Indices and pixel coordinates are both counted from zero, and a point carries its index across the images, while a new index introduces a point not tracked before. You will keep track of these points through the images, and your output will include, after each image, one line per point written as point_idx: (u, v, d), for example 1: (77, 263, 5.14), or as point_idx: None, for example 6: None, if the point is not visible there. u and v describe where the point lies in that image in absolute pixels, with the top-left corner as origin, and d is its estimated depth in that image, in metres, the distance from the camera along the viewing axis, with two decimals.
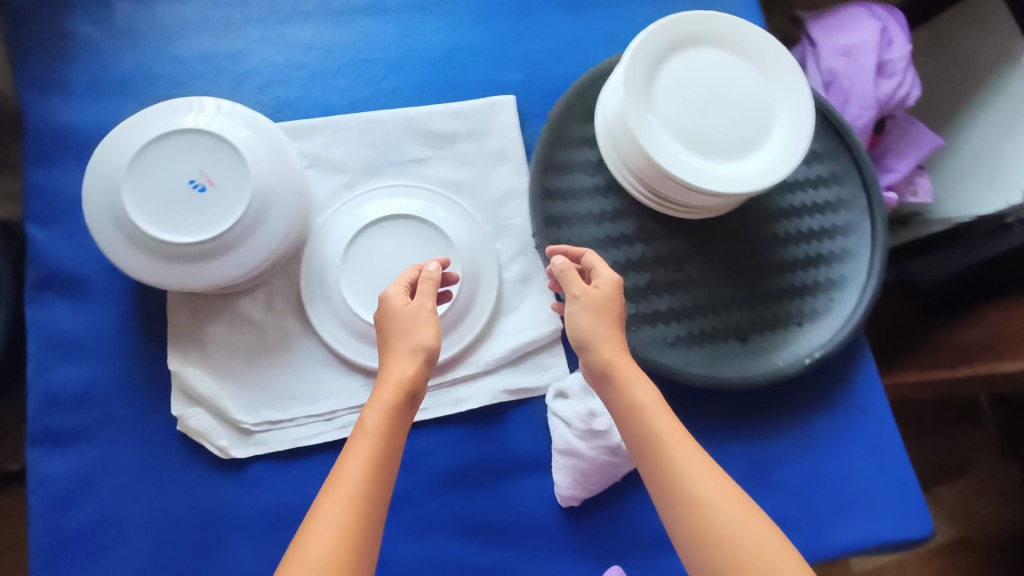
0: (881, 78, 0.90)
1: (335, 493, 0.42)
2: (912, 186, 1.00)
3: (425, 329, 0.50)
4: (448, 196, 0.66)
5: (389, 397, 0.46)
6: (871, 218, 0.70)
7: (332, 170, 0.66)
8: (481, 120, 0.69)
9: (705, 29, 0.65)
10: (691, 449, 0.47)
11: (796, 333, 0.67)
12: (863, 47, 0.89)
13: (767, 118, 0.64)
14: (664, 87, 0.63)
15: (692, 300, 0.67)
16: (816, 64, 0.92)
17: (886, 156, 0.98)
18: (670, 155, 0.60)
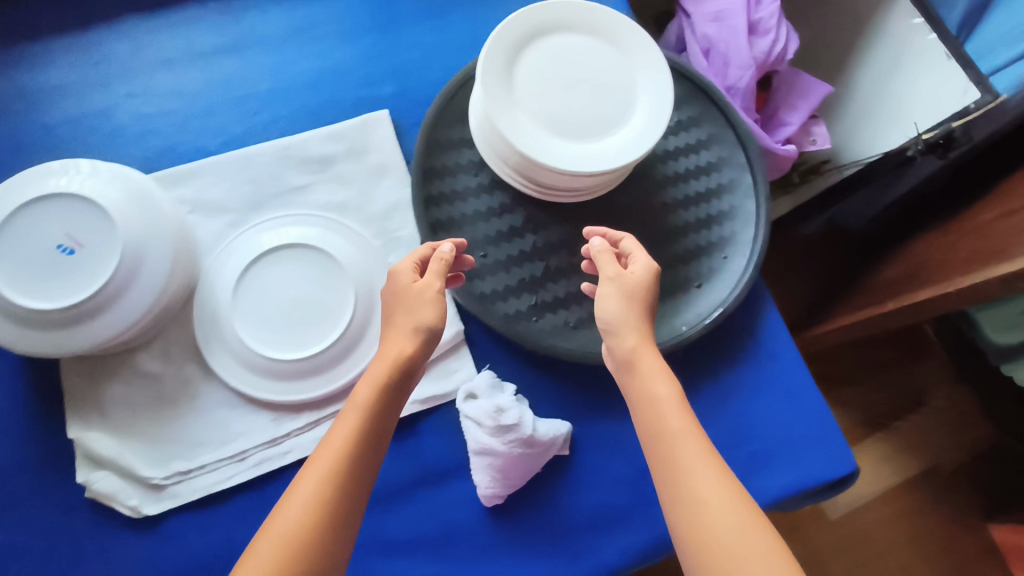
0: (754, 37, 0.93)
1: (317, 462, 0.46)
2: (810, 136, 1.03)
3: (423, 313, 0.52)
4: (334, 219, 0.66)
5: (377, 376, 0.49)
6: (752, 172, 0.72)
7: (214, 211, 0.66)
8: (358, 138, 0.69)
9: (559, 14, 0.66)
10: (702, 449, 0.46)
11: (696, 296, 0.68)
12: (731, 10, 0.91)
13: (627, 94, 0.65)
14: (524, 77, 0.63)
15: (590, 281, 0.68)
16: (692, 34, 0.94)
17: (779, 112, 1.01)
18: (536, 145, 0.61)
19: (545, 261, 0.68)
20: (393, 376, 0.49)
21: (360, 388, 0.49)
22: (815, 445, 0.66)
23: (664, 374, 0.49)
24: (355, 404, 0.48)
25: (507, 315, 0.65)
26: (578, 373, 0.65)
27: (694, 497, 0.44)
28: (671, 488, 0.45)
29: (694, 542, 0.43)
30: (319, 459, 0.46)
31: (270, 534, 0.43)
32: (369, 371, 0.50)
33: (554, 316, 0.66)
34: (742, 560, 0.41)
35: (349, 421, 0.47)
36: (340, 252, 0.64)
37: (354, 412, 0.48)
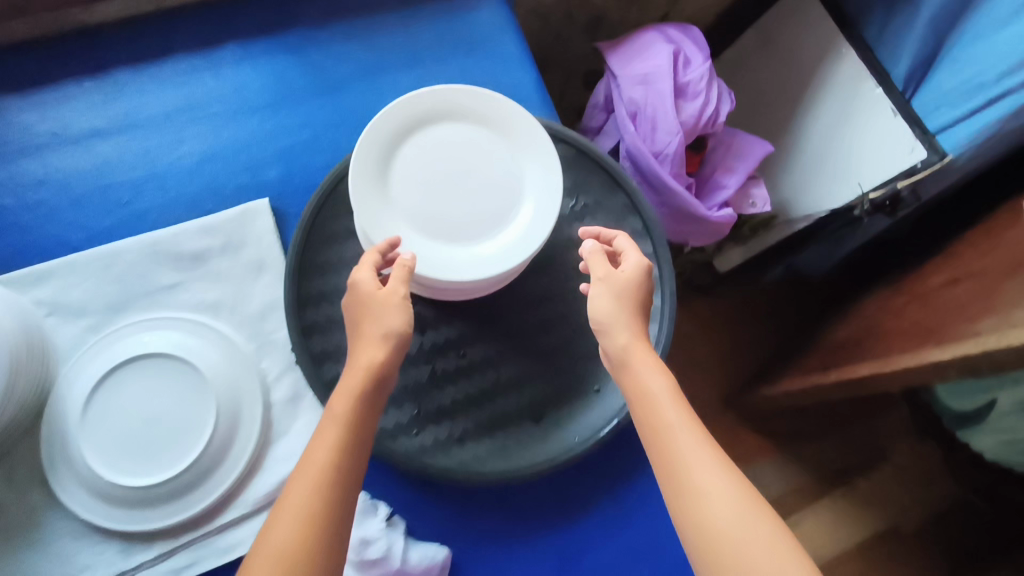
0: (684, 100, 0.88)
1: (307, 465, 0.45)
2: (749, 199, 0.98)
3: (392, 321, 0.51)
4: (204, 322, 0.62)
5: (354, 383, 0.48)
6: (657, 264, 0.68)
7: (74, 315, 0.62)
8: (235, 231, 0.65)
9: (442, 102, 0.61)
10: (702, 443, 0.46)
11: (592, 402, 0.64)
12: (658, 74, 0.87)
13: (514, 191, 0.61)
14: (402, 176, 0.60)
15: (479, 387, 0.63)
16: (619, 96, 0.90)
17: (716, 174, 0.96)
18: (412, 251, 0.57)
19: (431, 365, 0.63)
20: (369, 379, 0.49)
21: (337, 397, 0.48)
22: None
23: (655, 368, 0.49)
24: (333, 418, 0.47)
25: (384, 429, 0.60)
26: (459, 493, 0.61)
27: (700, 494, 0.43)
28: (676, 487, 0.45)
29: (706, 543, 0.42)
30: (308, 461, 0.45)
31: (266, 549, 0.42)
32: (349, 372, 0.49)
33: (437, 428, 0.61)
34: (744, 548, 0.41)
35: (334, 427, 0.47)
36: (204, 362, 0.59)
37: (334, 424, 0.47)
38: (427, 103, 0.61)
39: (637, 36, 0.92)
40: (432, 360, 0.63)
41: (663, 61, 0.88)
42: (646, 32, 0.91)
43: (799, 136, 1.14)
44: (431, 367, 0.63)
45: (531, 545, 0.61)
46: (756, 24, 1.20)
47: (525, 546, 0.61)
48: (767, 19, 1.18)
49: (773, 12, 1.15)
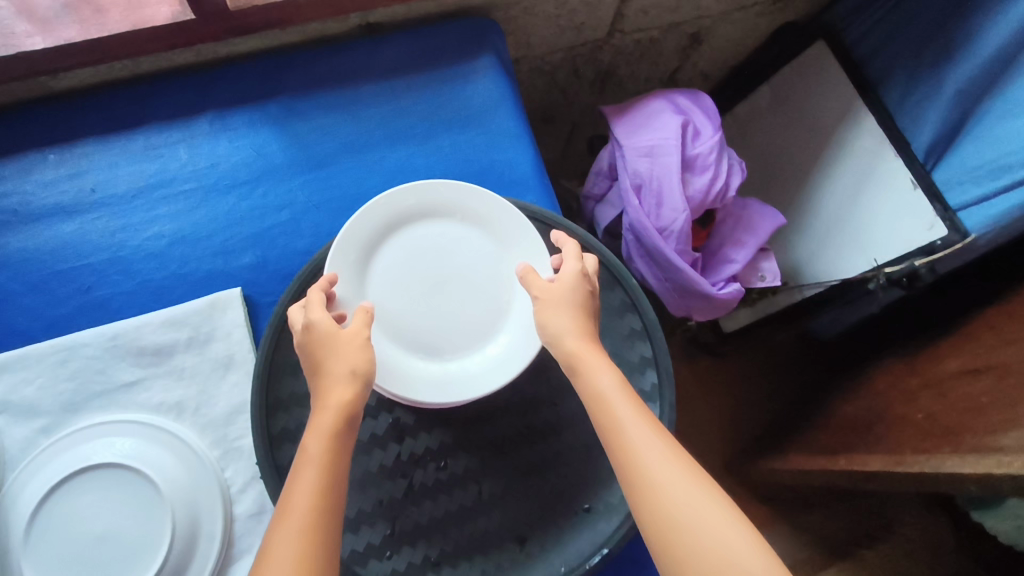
0: (691, 173, 0.83)
1: (295, 501, 0.42)
2: (759, 272, 0.93)
3: (353, 357, 0.48)
4: (163, 426, 0.58)
5: (327, 423, 0.46)
6: (656, 368, 0.63)
7: (24, 414, 0.57)
8: (203, 322, 0.61)
9: (429, 202, 0.61)
10: (650, 432, 0.46)
11: (582, 524, 0.58)
12: (665, 145, 0.82)
13: (500, 301, 0.61)
14: (384, 280, 0.59)
15: (459, 503, 0.58)
16: (622, 166, 0.85)
17: (724, 247, 0.91)
18: (389, 365, 0.56)
19: (408, 478, 0.59)
20: (347, 409, 0.47)
21: (313, 437, 0.45)
22: None
23: (606, 367, 0.49)
24: (307, 460, 0.44)
25: (354, 552, 0.56)
26: None
27: (659, 489, 0.43)
28: (632, 485, 0.45)
29: (672, 540, 0.42)
30: (297, 488, 0.43)
31: None
32: (321, 408, 0.46)
33: (412, 550, 0.57)
34: (711, 533, 0.41)
35: (312, 466, 0.44)
36: (161, 473, 0.54)
37: (310, 466, 0.44)
38: (411, 204, 0.60)
39: (642, 102, 0.87)
40: (409, 472, 0.59)
41: (670, 131, 0.83)
42: (652, 99, 0.87)
43: (812, 199, 1.09)
44: (408, 481, 0.58)
45: None
46: (771, 78, 1.15)
47: None
48: (781, 74, 1.13)
49: (788, 68, 1.11)
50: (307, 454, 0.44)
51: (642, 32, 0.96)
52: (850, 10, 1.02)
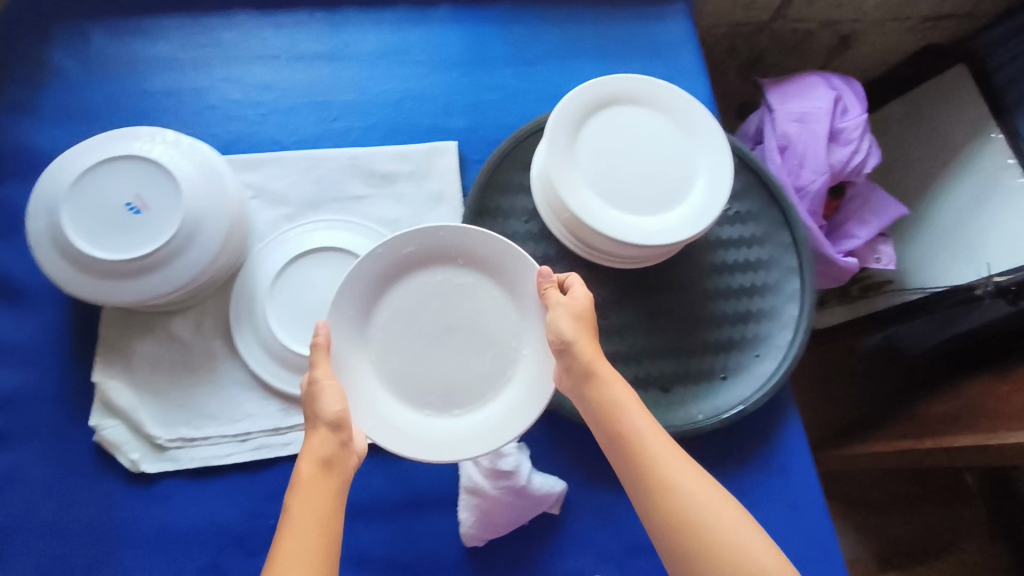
0: (835, 145, 0.91)
1: (303, 523, 0.46)
2: (875, 254, 1.00)
3: (331, 407, 0.52)
4: (384, 233, 0.69)
5: (314, 450, 0.50)
6: (800, 276, 0.70)
7: (274, 202, 0.70)
8: (424, 162, 0.72)
9: (433, 244, 0.62)
10: (664, 440, 0.51)
11: (718, 387, 0.67)
12: (816, 114, 0.90)
13: (513, 351, 0.62)
14: (385, 326, 0.62)
15: (615, 348, 0.69)
16: (772, 129, 0.93)
17: (848, 223, 0.98)
18: (387, 420, 0.58)
19: None
20: (334, 442, 0.51)
21: (307, 464, 0.49)
22: (811, 568, 0.64)
23: (620, 380, 0.54)
24: (302, 483, 0.48)
25: None
26: (582, 442, 0.66)
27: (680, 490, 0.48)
28: (649, 488, 0.49)
29: (686, 536, 0.47)
30: (303, 505, 0.47)
31: None
32: (308, 444, 0.50)
33: None
34: (721, 533, 0.47)
35: (304, 495, 0.48)
36: None
37: (303, 490, 0.48)
38: (410, 248, 0.61)
39: (800, 77, 0.96)
40: None
41: (823, 103, 0.91)
42: (808, 75, 0.96)
43: (927, 209, 1.15)
44: None
45: None
46: (906, 94, 1.22)
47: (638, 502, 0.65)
48: (918, 91, 1.20)
49: (925, 86, 1.18)
50: (304, 481, 0.48)
51: (800, 23, 1.06)
52: (999, 39, 1.09)
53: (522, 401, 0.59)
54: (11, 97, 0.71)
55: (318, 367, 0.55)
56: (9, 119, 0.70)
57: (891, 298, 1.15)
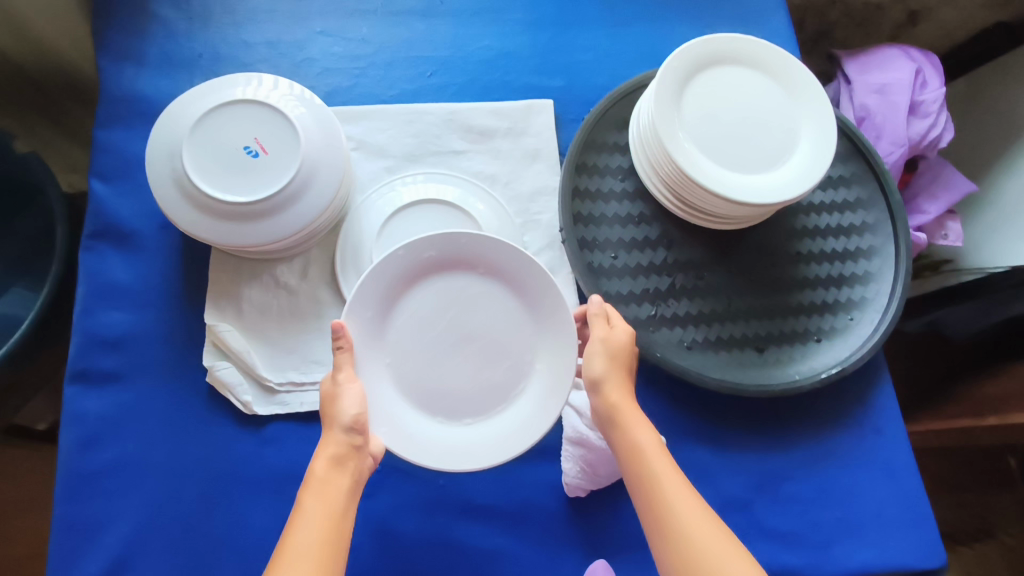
0: (914, 117, 0.90)
1: (312, 514, 0.48)
2: (943, 230, 0.99)
3: (348, 411, 0.52)
4: (484, 187, 0.69)
5: (333, 447, 0.51)
6: (895, 243, 0.71)
7: (375, 154, 0.70)
8: (521, 119, 0.73)
9: (454, 252, 0.59)
10: (679, 482, 0.51)
11: (813, 348, 0.67)
12: (895, 85, 0.90)
13: (526, 366, 0.59)
14: (398, 331, 0.59)
15: (711, 307, 0.68)
16: (850, 100, 0.92)
17: (917, 199, 0.98)
18: (401, 427, 0.56)
19: (670, 277, 0.68)
20: (348, 444, 0.52)
21: (319, 463, 0.50)
22: (906, 530, 0.64)
23: (644, 424, 0.54)
24: (317, 480, 0.50)
25: (627, 319, 0.66)
26: (677, 398, 0.67)
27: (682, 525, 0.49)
28: (662, 531, 0.49)
29: None
30: (315, 501, 0.49)
31: None
32: (324, 445, 0.52)
33: (670, 332, 0.66)
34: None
35: (315, 498, 0.49)
36: (483, 219, 0.67)
37: (313, 497, 0.49)
38: (431, 254, 0.59)
39: (876, 50, 0.96)
40: (672, 273, 0.68)
41: (903, 75, 0.90)
42: (886, 49, 0.95)
43: None
44: (670, 279, 0.68)
45: (739, 460, 0.66)
46: None
47: (732, 459, 0.66)
48: None
49: None
50: (317, 479, 0.50)
51: None
52: None
53: (533, 419, 0.56)
54: (116, 45, 0.71)
55: (342, 369, 0.54)
56: (115, 67, 0.71)
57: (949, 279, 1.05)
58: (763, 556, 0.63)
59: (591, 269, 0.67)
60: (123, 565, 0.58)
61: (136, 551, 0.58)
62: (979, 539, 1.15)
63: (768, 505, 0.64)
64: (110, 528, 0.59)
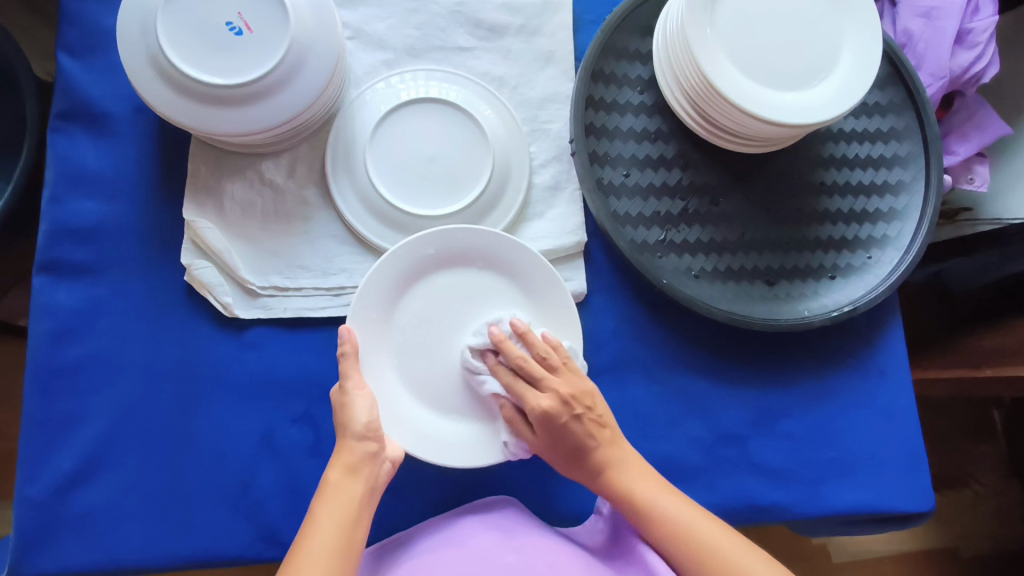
0: (958, 48, 0.74)
1: (325, 524, 0.46)
2: (969, 173, 0.81)
3: (359, 418, 0.49)
4: (490, 89, 0.64)
5: (348, 456, 0.49)
6: (927, 178, 0.66)
7: (372, 45, 0.64)
8: (536, 15, 0.66)
9: (451, 248, 0.58)
10: (742, 547, 0.49)
11: (826, 285, 0.64)
12: (946, 9, 0.73)
13: None
14: (403, 327, 0.58)
15: (722, 235, 0.64)
16: (890, 24, 0.76)
17: (945, 138, 0.80)
18: (411, 422, 0.56)
19: (683, 202, 0.64)
20: (362, 451, 0.49)
21: (334, 471, 0.48)
22: (898, 473, 0.63)
23: (664, 488, 0.53)
24: (330, 490, 0.48)
25: (635, 242, 0.62)
26: (678, 327, 0.64)
27: (675, 528, 0.50)
28: None
29: None
30: (329, 509, 0.47)
31: None
32: (339, 452, 0.49)
33: (678, 259, 0.63)
34: None
35: (329, 506, 0.47)
36: (488, 125, 0.62)
37: (327, 507, 0.47)
38: (431, 251, 0.57)
39: None
40: (685, 196, 0.64)
41: None
42: None
43: None
44: (683, 203, 0.64)
45: (735, 395, 0.64)
46: None
47: (728, 393, 0.64)
48: None
49: None
50: (332, 486, 0.48)
51: None
52: None
53: None
54: None
55: (348, 376, 0.51)
56: None
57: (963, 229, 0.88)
58: (750, 489, 0.62)
59: (600, 187, 0.62)
60: (99, 460, 0.56)
61: (112, 447, 0.57)
62: (952, 488, 1.07)
63: (762, 441, 0.63)
64: (85, 424, 0.57)
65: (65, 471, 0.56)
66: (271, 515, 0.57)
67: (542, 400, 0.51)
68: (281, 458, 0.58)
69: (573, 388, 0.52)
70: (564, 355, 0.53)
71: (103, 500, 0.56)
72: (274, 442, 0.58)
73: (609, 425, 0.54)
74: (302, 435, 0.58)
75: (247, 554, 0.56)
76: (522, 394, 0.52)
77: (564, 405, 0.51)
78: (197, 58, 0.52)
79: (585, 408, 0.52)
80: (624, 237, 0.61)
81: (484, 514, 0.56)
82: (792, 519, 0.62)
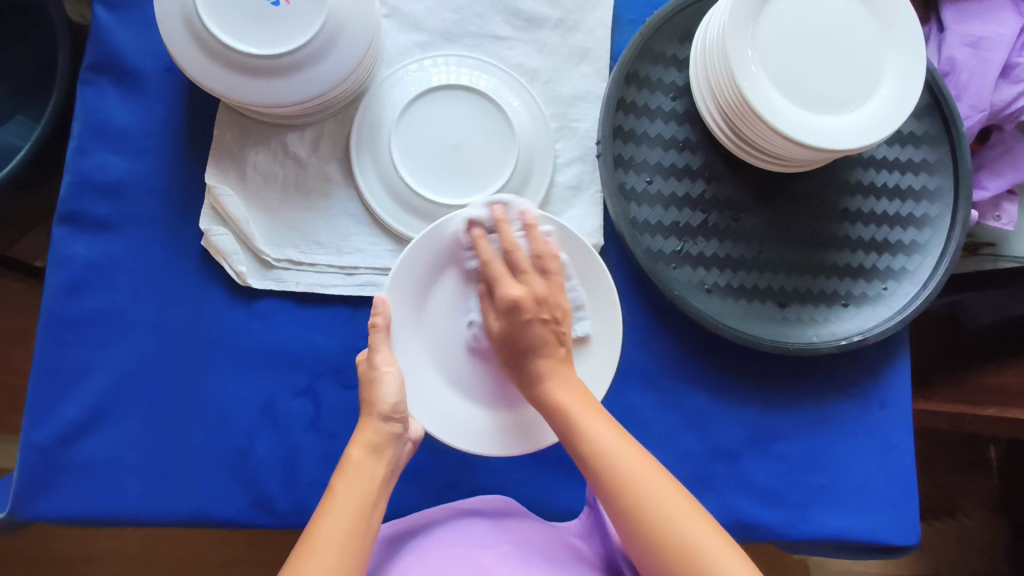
0: (1002, 81, 0.72)
1: (346, 495, 0.45)
2: (997, 211, 0.77)
3: (387, 398, 0.50)
4: (521, 82, 0.63)
5: (374, 435, 0.48)
6: (953, 214, 0.65)
7: (408, 25, 0.63)
8: (576, 11, 0.65)
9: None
10: (689, 512, 0.42)
11: (838, 313, 0.63)
12: (995, 41, 0.71)
13: None
14: (437, 310, 0.57)
15: (739, 252, 0.63)
16: (935, 51, 0.74)
17: (976, 172, 0.76)
18: (443, 407, 0.56)
19: (704, 214, 0.63)
20: (386, 432, 0.49)
21: (357, 447, 0.48)
22: (887, 505, 0.63)
23: (593, 410, 0.48)
24: (353, 465, 0.47)
25: (650, 251, 0.62)
26: (684, 340, 0.64)
27: (594, 448, 0.45)
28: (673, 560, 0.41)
29: None
30: (349, 484, 0.46)
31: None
32: (362, 430, 0.49)
33: (692, 271, 0.63)
34: None
35: (350, 479, 0.46)
36: (515, 117, 0.61)
37: (348, 479, 0.46)
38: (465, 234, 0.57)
39: None
40: (706, 209, 0.63)
41: (1007, 30, 0.71)
42: None
43: None
44: (703, 216, 0.63)
45: (732, 411, 0.64)
46: None
47: (726, 409, 0.64)
48: None
49: None
50: (353, 464, 0.47)
51: None
52: None
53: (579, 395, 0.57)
54: None
55: (377, 350, 0.52)
56: None
57: (981, 264, 0.81)
58: (738, 507, 0.62)
59: (622, 191, 0.62)
60: (104, 413, 0.58)
61: (119, 402, 0.58)
62: (939, 518, 1.08)
63: (755, 460, 0.63)
64: (93, 376, 0.58)
65: (70, 420, 0.57)
66: (265, 482, 0.58)
67: (515, 288, 0.51)
68: (280, 427, 0.59)
69: (548, 292, 0.52)
70: (557, 266, 0.53)
71: (104, 451, 0.57)
72: (275, 412, 0.59)
73: (564, 343, 0.51)
74: (304, 408, 0.59)
75: (239, 519, 0.57)
76: (499, 278, 0.52)
77: (535, 304, 0.51)
78: (231, 24, 0.52)
79: (551, 317, 0.51)
80: (641, 248, 0.61)
81: (487, 514, 0.57)
82: (776, 539, 0.63)
